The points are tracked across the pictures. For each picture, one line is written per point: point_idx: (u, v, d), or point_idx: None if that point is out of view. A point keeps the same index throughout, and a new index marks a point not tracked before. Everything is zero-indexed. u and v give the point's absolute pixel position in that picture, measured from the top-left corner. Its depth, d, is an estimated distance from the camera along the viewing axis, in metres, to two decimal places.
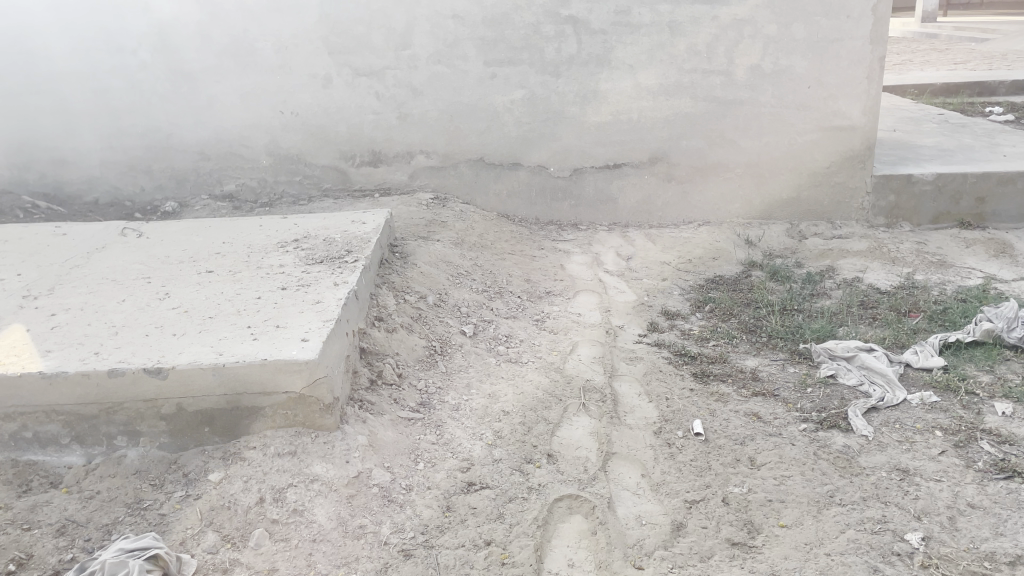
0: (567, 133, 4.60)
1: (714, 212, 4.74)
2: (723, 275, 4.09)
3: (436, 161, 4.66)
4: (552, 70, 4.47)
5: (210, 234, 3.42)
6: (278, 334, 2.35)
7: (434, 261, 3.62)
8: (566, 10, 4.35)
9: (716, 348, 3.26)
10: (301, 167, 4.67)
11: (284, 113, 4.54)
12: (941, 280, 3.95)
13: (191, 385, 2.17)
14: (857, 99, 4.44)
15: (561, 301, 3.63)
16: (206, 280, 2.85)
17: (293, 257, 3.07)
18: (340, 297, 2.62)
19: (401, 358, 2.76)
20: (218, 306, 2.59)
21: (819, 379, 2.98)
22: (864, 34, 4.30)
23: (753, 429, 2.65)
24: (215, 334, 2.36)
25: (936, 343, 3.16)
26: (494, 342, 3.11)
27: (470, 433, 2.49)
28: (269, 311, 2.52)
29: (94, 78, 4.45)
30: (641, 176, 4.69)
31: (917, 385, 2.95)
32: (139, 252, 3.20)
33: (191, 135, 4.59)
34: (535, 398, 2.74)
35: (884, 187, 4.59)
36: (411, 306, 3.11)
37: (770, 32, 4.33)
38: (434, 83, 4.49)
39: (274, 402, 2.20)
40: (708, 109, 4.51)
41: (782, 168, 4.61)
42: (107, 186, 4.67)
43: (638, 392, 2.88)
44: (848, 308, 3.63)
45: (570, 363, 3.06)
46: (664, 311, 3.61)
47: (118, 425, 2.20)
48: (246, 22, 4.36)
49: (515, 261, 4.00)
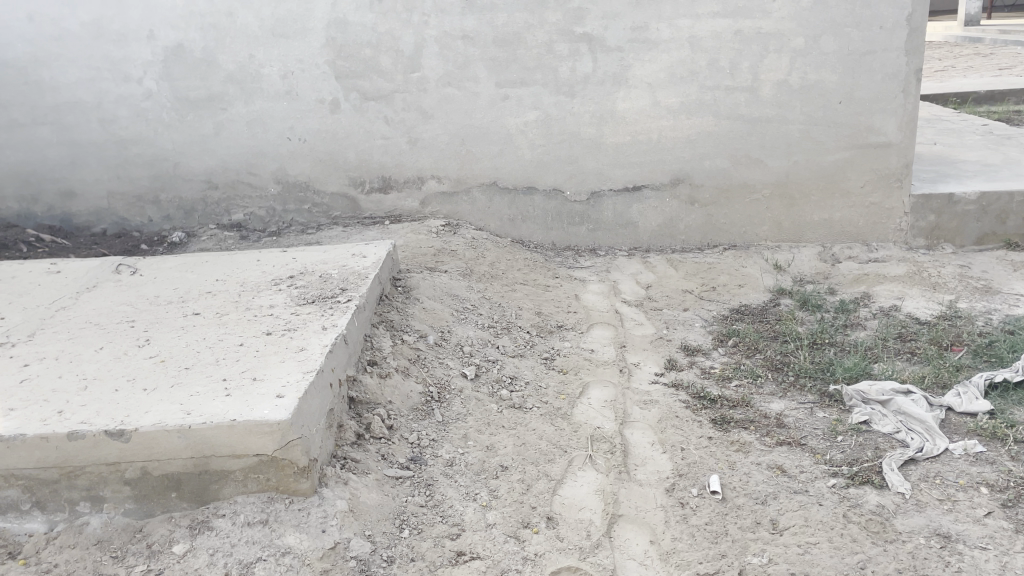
0: (584, 155, 4.38)
1: (740, 236, 4.48)
2: (749, 304, 3.85)
3: (448, 186, 4.48)
4: (567, 90, 4.27)
5: (203, 270, 3.29)
6: (253, 388, 2.18)
7: (438, 295, 3.44)
8: (580, 28, 4.17)
9: (738, 389, 3.02)
10: (310, 195, 4.53)
11: (291, 139, 4.41)
12: (987, 308, 3.67)
13: (156, 449, 2.02)
14: (892, 114, 4.18)
15: (573, 337, 3.42)
16: (190, 323, 2.70)
17: (285, 296, 2.91)
18: (325, 343, 2.45)
19: (394, 408, 2.59)
20: (197, 355, 2.44)
21: (851, 426, 2.73)
22: (898, 45, 4.06)
23: (777, 486, 2.41)
24: (188, 389, 2.20)
25: (981, 383, 2.89)
26: (498, 384, 2.92)
27: (463, 492, 2.30)
28: (249, 361, 2.36)
29: (99, 109, 4.37)
30: (663, 198, 4.45)
31: (961, 432, 2.69)
32: (128, 291, 3.08)
33: (198, 164, 4.48)
34: (537, 451, 2.53)
35: (922, 207, 4.32)
36: (408, 347, 2.93)
37: (796, 45, 4.11)
38: (445, 106, 4.32)
39: (245, 466, 2.04)
40: (733, 128, 4.28)
41: (813, 188, 4.36)
42: (115, 217, 4.60)
43: (651, 442, 2.66)
44: (884, 342, 3.37)
45: (578, 408, 2.85)
46: (683, 347, 3.37)
47: (80, 491, 2.05)
48: (251, 48, 4.24)
49: (527, 293, 3.80)
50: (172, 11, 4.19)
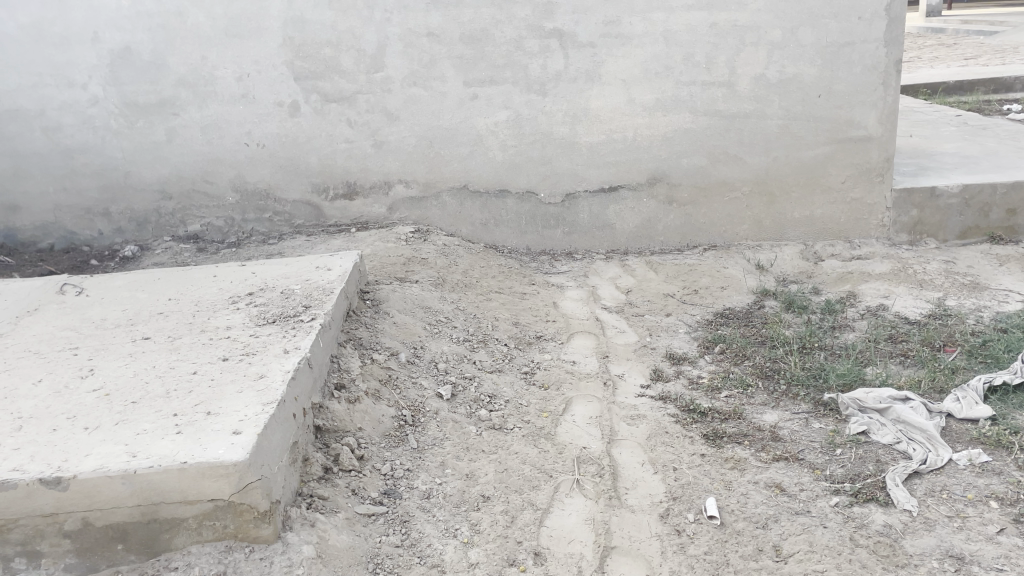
0: (558, 156, 4.21)
1: (720, 235, 4.34)
2: (733, 307, 3.71)
3: (416, 191, 4.28)
4: (538, 88, 4.10)
5: (155, 288, 3.06)
6: (207, 424, 1.98)
7: (409, 307, 3.24)
8: (550, 23, 3.99)
9: (729, 401, 2.86)
10: (270, 203, 4.30)
11: (249, 144, 4.18)
12: (976, 306, 3.56)
13: (98, 497, 1.82)
14: (872, 107, 4.07)
15: (553, 348, 3.25)
16: (139, 349, 2.48)
17: (242, 316, 2.71)
18: (287, 368, 2.25)
19: (364, 436, 2.40)
20: (146, 386, 2.22)
21: (849, 437, 2.59)
22: (877, 35, 3.94)
23: (777, 507, 2.26)
24: (134, 427, 2.00)
25: (980, 388, 2.76)
26: (476, 404, 2.73)
27: (442, 528, 2.12)
28: (203, 392, 2.16)
29: (42, 116, 4.13)
30: (640, 198, 4.29)
31: (964, 440, 2.56)
32: (72, 314, 2.84)
33: (150, 173, 4.24)
34: (521, 477, 2.35)
35: (904, 202, 4.21)
36: (379, 367, 2.74)
37: (774, 37, 3.97)
38: (410, 107, 4.13)
39: (198, 512, 1.85)
40: (711, 124, 4.14)
41: (793, 184, 4.23)
42: (63, 231, 4.36)
43: (641, 461, 2.50)
44: (875, 344, 3.24)
45: (562, 427, 2.67)
46: (668, 355, 3.21)
47: (13, 546, 1.84)
48: (204, 49, 4.02)
49: (502, 301, 3.62)
50: (117, 11, 3.96)
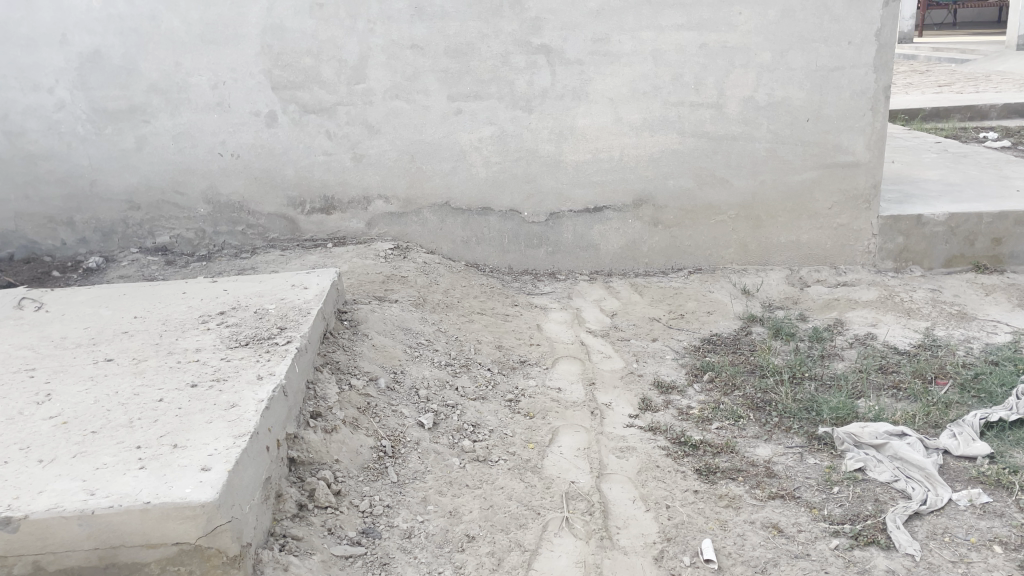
0: (542, 174, 4.11)
1: (706, 258, 4.26)
2: (720, 333, 3.62)
3: (396, 207, 4.15)
4: (523, 104, 4.00)
5: (120, 305, 2.90)
6: (173, 458, 1.83)
7: (389, 329, 3.11)
8: (537, 39, 3.90)
9: (720, 433, 2.77)
10: (243, 215, 4.15)
11: (223, 155, 4.03)
12: (965, 337, 3.51)
13: (52, 539, 1.67)
14: (861, 133, 4.02)
15: (537, 374, 3.13)
16: (101, 372, 2.32)
17: (213, 338, 2.56)
18: (260, 397, 2.11)
19: (341, 468, 2.26)
20: (108, 415, 2.06)
21: (846, 474, 2.50)
22: (867, 61, 3.90)
23: (775, 550, 2.16)
24: (93, 461, 1.84)
25: (976, 423, 2.69)
26: (459, 434, 2.59)
27: (424, 572, 1.98)
28: (170, 423, 2.00)
29: (5, 120, 3.96)
30: (625, 219, 4.20)
31: (963, 479, 2.48)
32: (30, 331, 2.67)
33: (117, 181, 4.07)
34: (506, 515, 2.22)
35: (891, 229, 4.17)
36: (357, 394, 2.60)
37: (764, 59, 3.92)
38: (392, 120, 4.00)
39: (161, 556, 1.71)
40: (698, 145, 4.06)
41: (781, 209, 4.17)
42: (24, 240, 4.17)
43: (632, 498, 2.38)
44: (866, 375, 3.17)
45: (549, 460, 2.55)
46: (656, 383, 3.11)
47: None
48: (178, 55, 3.87)
49: (484, 323, 3.50)
50: (88, 13, 3.80)
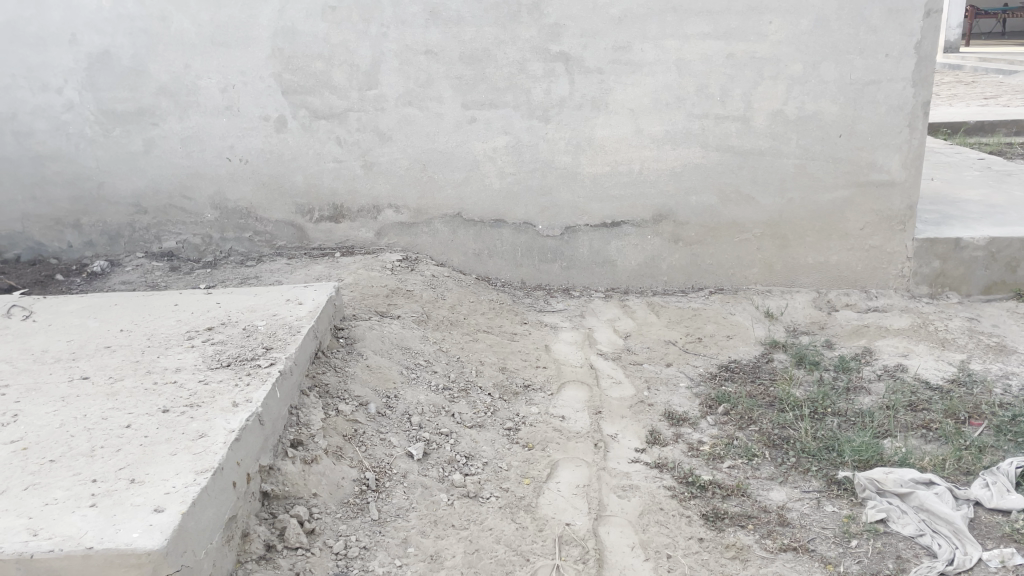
0: (558, 186, 3.95)
1: (728, 278, 4.06)
2: (739, 360, 3.43)
3: (406, 217, 4.02)
4: (541, 114, 3.84)
5: (108, 317, 2.80)
6: (128, 495, 1.71)
7: (387, 349, 2.97)
8: (557, 46, 3.74)
9: (732, 473, 2.58)
10: (250, 222, 4.05)
11: (231, 159, 3.93)
12: (1003, 372, 3.28)
13: None
14: (896, 150, 3.81)
15: (541, 400, 2.97)
16: (74, 392, 2.21)
17: (196, 357, 2.44)
18: (231, 428, 1.97)
19: (318, 503, 2.12)
20: (70, 441, 1.95)
21: (866, 526, 2.31)
22: (904, 75, 3.69)
23: None
24: (44, 496, 1.72)
25: (1012, 473, 2.47)
26: (450, 466, 2.45)
27: None
28: (132, 453, 1.88)
29: (14, 120, 3.91)
30: (644, 235, 4.02)
31: (994, 537, 2.28)
32: (12, 343, 2.58)
33: (124, 185, 3.99)
34: (492, 561, 2.07)
35: (926, 253, 3.94)
36: (344, 421, 2.47)
37: (794, 71, 3.72)
38: (404, 128, 3.87)
39: None
40: (723, 160, 3.87)
41: (809, 228, 3.96)
42: (30, 242, 4.12)
43: (631, 544, 2.22)
44: (894, 412, 2.95)
45: (545, 498, 2.39)
46: (666, 414, 2.93)
47: None
48: (187, 57, 3.78)
49: (490, 343, 3.34)
50: (97, 13, 3.73)
